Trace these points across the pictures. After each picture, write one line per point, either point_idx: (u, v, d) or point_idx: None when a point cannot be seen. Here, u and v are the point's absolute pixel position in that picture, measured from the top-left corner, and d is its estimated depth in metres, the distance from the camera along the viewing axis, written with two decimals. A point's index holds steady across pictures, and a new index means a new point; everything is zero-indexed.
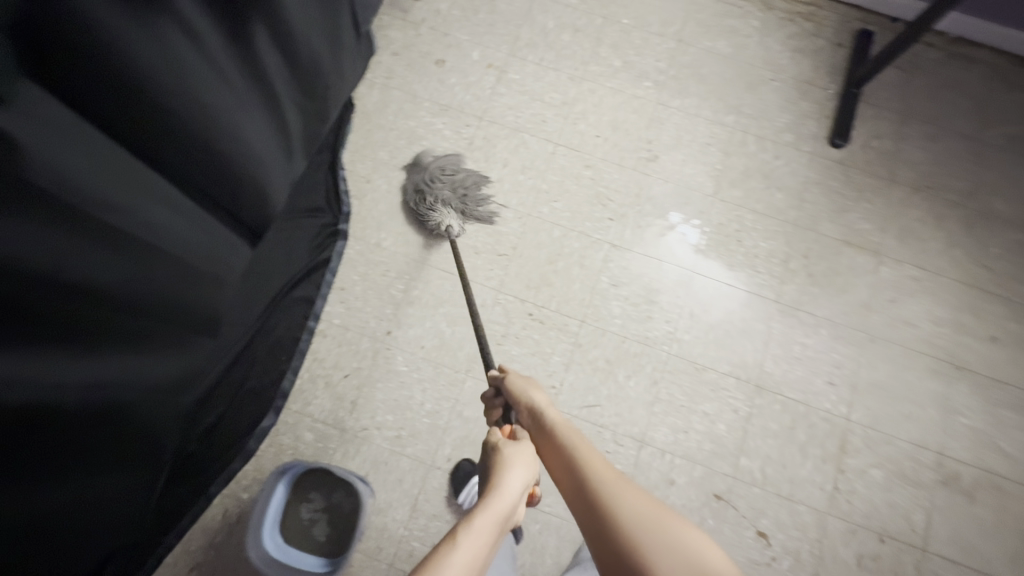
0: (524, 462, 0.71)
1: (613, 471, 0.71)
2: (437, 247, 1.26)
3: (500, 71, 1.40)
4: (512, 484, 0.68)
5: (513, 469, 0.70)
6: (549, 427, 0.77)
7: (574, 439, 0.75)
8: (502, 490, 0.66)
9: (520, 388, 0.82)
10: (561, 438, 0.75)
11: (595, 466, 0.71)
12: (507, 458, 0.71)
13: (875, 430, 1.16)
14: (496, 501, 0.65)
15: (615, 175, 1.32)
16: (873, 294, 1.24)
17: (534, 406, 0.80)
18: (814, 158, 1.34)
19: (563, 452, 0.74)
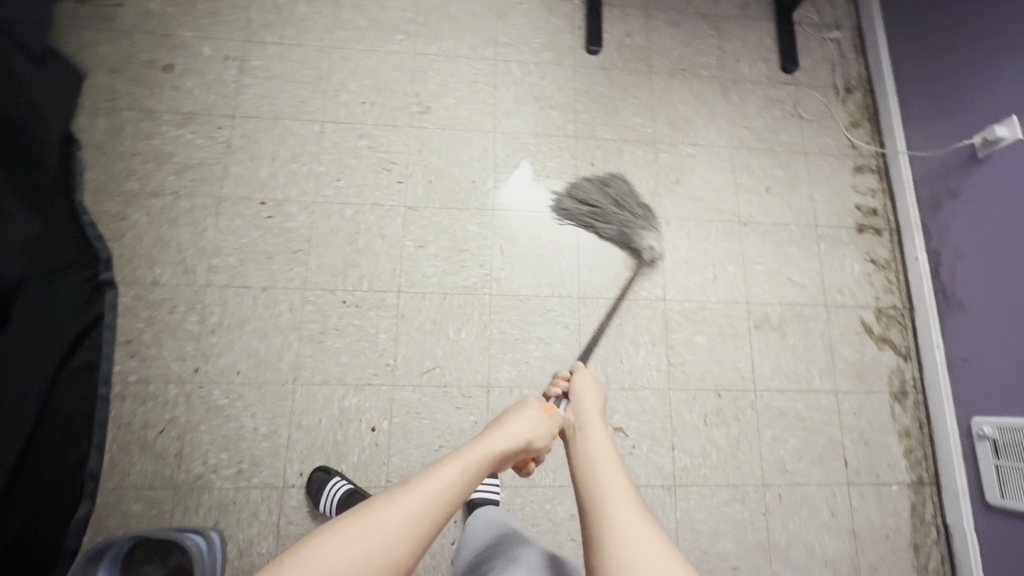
0: (536, 423, 0.74)
1: (632, 506, 0.62)
2: (225, 265, 1.17)
3: (240, 61, 1.29)
4: (518, 431, 0.71)
5: (523, 418, 0.73)
6: (596, 431, 0.75)
7: (614, 464, 0.69)
8: (507, 432, 0.70)
9: (583, 383, 0.85)
10: (601, 446, 0.72)
11: (617, 492, 0.64)
12: (526, 411, 0.75)
13: (691, 301, 1.26)
14: (500, 441, 0.69)
15: (391, 137, 1.28)
16: (659, 181, 1.32)
17: (583, 405, 0.81)
18: (578, 69, 1.38)
19: (602, 462, 0.69)
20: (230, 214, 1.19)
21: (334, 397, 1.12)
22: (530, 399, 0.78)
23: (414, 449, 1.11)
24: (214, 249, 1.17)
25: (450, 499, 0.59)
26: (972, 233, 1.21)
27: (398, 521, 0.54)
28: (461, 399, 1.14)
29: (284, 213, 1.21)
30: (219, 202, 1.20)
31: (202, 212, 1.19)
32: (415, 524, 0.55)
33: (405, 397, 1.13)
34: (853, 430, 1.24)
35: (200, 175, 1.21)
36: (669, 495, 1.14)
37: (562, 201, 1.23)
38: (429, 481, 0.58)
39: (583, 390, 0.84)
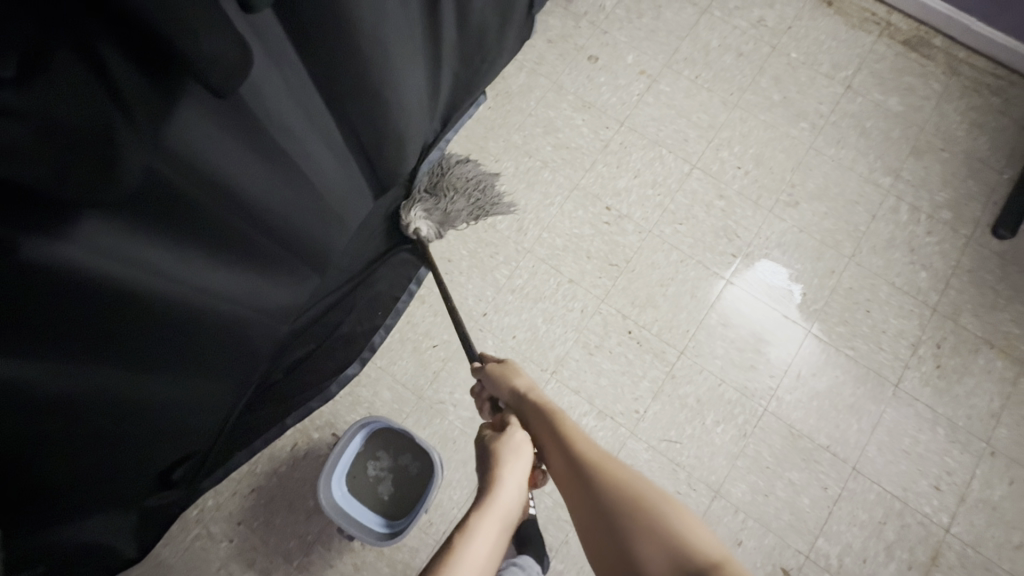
0: (516, 451, 0.72)
1: (604, 456, 0.72)
2: (550, 242, 1.24)
3: (651, 80, 1.36)
4: (504, 480, 0.69)
5: (505, 462, 0.71)
6: (534, 403, 0.79)
7: (569, 425, 0.75)
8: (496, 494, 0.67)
9: (501, 374, 0.85)
10: (554, 425, 0.76)
11: (585, 452, 0.72)
12: (500, 452, 0.72)
13: (976, 551, 1.06)
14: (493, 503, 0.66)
15: (748, 212, 1.26)
16: (1004, 404, 1.13)
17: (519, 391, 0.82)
18: (969, 244, 1.23)
19: (553, 443, 0.74)
20: (577, 203, 1.27)
21: (576, 409, 1.14)
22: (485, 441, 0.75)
23: None
24: (550, 224, 1.25)
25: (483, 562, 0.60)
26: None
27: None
28: (685, 486, 1.09)
29: (618, 226, 1.25)
30: (574, 188, 1.28)
31: (556, 189, 1.28)
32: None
33: (635, 450, 1.11)
34: None
35: (571, 157, 1.30)
36: None
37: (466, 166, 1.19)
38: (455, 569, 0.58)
39: (500, 382, 0.85)
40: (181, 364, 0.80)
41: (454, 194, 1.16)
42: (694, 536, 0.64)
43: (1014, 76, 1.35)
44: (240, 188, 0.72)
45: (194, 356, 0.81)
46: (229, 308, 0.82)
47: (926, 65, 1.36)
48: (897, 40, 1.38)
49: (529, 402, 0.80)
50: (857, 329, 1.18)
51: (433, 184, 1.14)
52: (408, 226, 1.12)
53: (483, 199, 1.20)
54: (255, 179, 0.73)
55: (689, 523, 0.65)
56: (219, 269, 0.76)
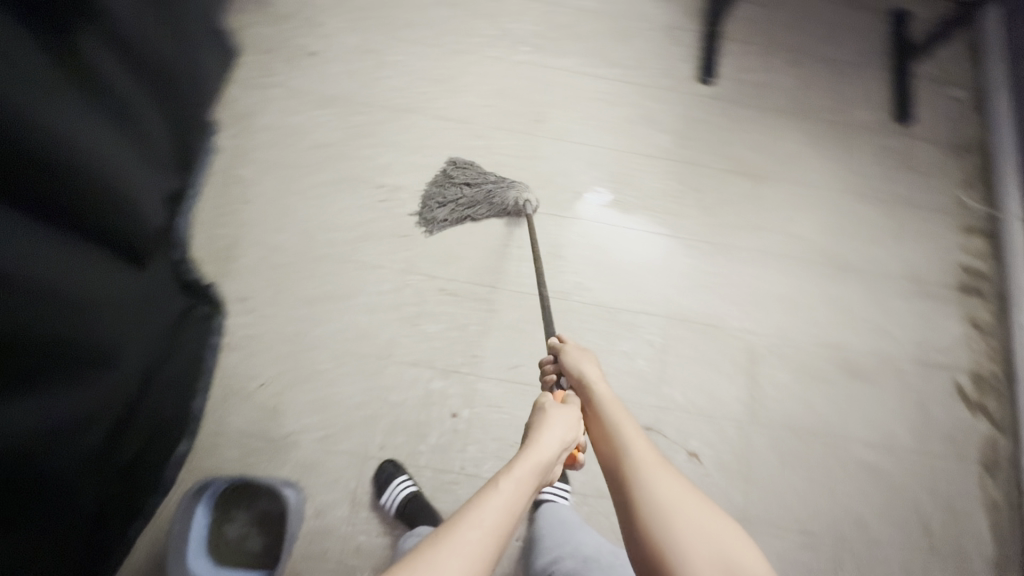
0: (562, 419, 0.71)
1: (654, 458, 0.65)
2: (338, 239, 1.24)
3: (377, 54, 1.38)
4: (545, 436, 0.67)
5: (550, 420, 0.70)
6: (597, 393, 0.77)
7: (624, 421, 0.71)
8: (536, 444, 0.65)
9: (574, 359, 0.83)
10: (613, 413, 0.72)
11: (636, 450, 0.66)
12: (548, 415, 0.70)
13: (780, 338, 1.24)
14: (533, 455, 0.63)
15: (505, 141, 1.34)
16: (760, 215, 1.33)
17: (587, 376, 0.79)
18: (690, 98, 1.41)
19: (607, 432, 0.70)
20: (350, 193, 1.27)
21: (422, 379, 1.16)
22: (541, 403, 0.73)
23: (490, 441, 1.14)
24: (331, 224, 1.25)
25: (509, 515, 0.55)
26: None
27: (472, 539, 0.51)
28: None
29: (396, 199, 1.27)
30: (341, 181, 1.28)
31: (325, 188, 1.27)
32: (485, 548, 0.51)
33: (487, 389, 1.17)
34: (938, 494, 1.18)
35: (328, 154, 1.30)
36: None
37: (466, 165, 1.28)
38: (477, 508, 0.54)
39: (579, 364, 0.83)
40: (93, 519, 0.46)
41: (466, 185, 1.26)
42: (749, 569, 0.56)
43: None
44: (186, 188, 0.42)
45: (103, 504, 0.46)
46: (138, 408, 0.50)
47: None
48: None
49: (593, 394, 0.77)
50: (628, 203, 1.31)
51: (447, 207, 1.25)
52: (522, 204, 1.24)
53: (475, 189, 1.25)
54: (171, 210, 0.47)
55: (749, 560, 0.57)
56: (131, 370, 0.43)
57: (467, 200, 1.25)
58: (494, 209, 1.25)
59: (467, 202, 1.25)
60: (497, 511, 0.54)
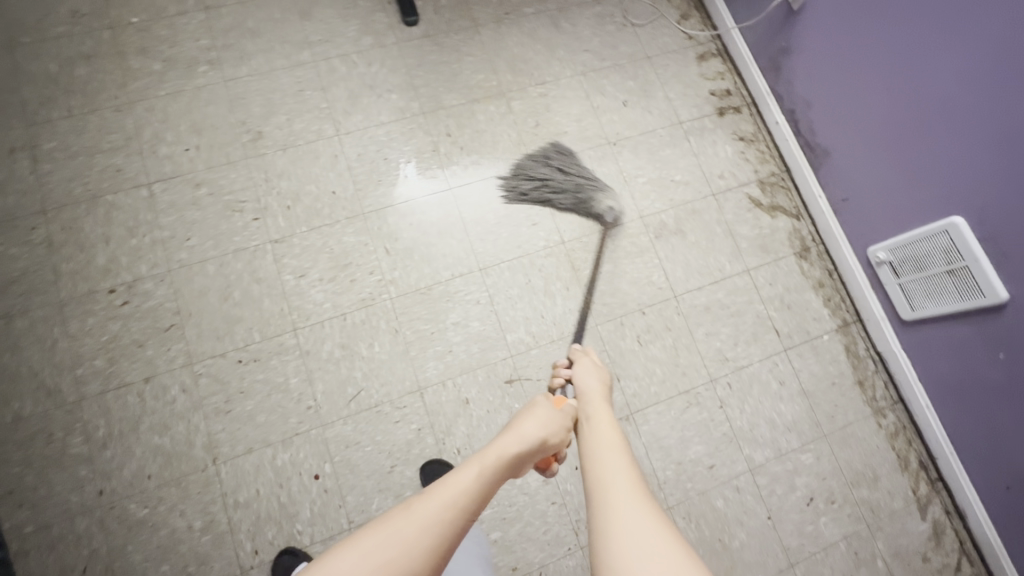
0: (546, 420, 0.70)
1: (634, 489, 0.54)
2: (92, 369, 1.04)
3: (32, 149, 1.15)
4: (527, 428, 0.67)
5: (534, 416, 0.69)
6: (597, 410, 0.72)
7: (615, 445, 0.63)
8: (517, 433, 0.66)
9: (585, 368, 0.81)
10: (606, 429, 0.67)
11: (613, 479, 0.56)
12: (535, 409, 0.71)
13: (589, 234, 1.24)
14: (513, 444, 0.65)
15: (231, 175, 1.18)
16: (520, 130, 1.29)
17: (590, 389, 0.77)
18: (402, 45, 1.32)
19: (592, 444, 0.64)
20: (80, 314, 1.07)
21: (263, 461, 1.04)
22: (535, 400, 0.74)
23: (366, 480, 1.05)
24: (75, 358, 1.05)
25: (471, 500, 0.56)
26: (835, 88, 1.21)
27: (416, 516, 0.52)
28: (397, 411, 1.09)
29: (140, 293, 1.09)
30: (63, 306, 1.07)
31: (47, 324, 1.06)
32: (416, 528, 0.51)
33: (338, 433, 1.07)
34: (773, 299, 1.27)
35: (31, 286, 1.08)
36: (629, 423, 1.15)
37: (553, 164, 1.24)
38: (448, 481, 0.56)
39: (587, 373, 0.81)
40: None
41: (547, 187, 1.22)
42: None
43: None
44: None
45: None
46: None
47: None
48: None
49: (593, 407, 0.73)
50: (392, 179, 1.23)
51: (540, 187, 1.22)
52: (601, 206, 1.21)
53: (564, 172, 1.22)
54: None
55: None
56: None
57: (562, 182, 1.21)
58: (579, 204, 1.21)
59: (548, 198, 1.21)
60: (441, 505, 0.53)
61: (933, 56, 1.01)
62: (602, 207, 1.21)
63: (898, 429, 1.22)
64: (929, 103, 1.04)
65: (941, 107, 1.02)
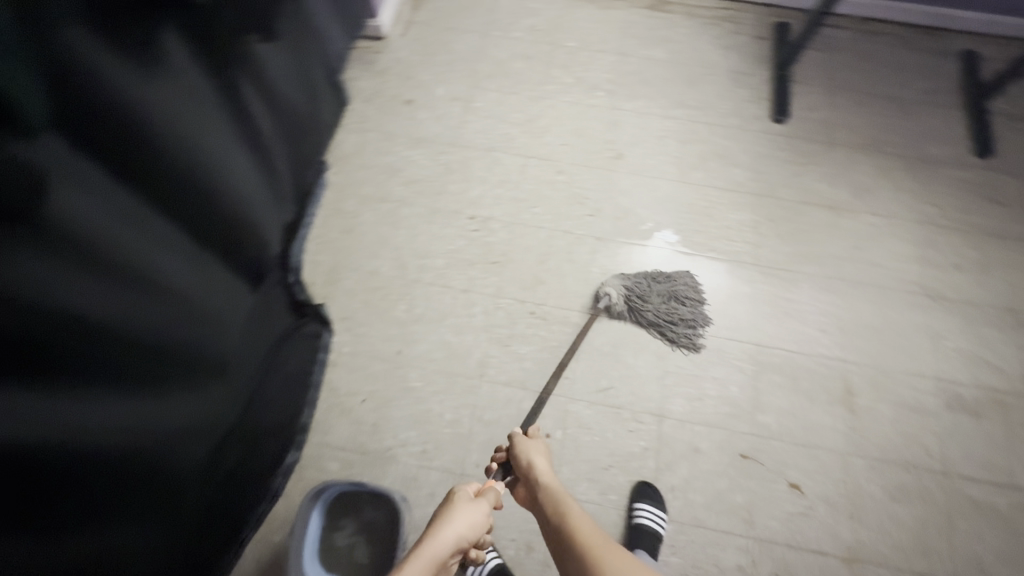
0: (468, 516, 0.80)
1: (600, 544, 0.83)
2: (431, 264, 1.32)
3: (465, 101, 1.52)
4: (449, 536, 0.76)
5: (460, 511, 0.80)
6: (540, 477, 0.93)
7: (574, 515, 0.88)
8: (439, 543, 0.75)
9: (524, 451, 0.97)
10: (562, 501, 0.90)
11: (588, 539, 0.84)
12: (454, 514, 0.79)
13: (873, 366, 1.22)
14: (434, 544, 0.75)
15: (586, 176, 1.42)
16: (840, 245, 1.34)
17: (535, 469, 0.94)
18: (762, 135, 1.47)
19: (562, 522, 0.87)
20: (443, 224, 1.36)
21: (513, 399, 1.19)
22: (453, 497, 0.83)
23: (583, 462, 1.14)
24: (426, 251, 1.33)
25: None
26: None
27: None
28: (632, 422, 1.17)
29: (486, 228, 1.36)
30: (435, 213, 1.38)
31: (420, 220, 1.37)
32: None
33: (578, 411, 1.18)
34: None
35: (422, 189, 1.40)
36: (847, 568, 1.06)
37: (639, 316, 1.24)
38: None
39: (528, 458, 0.96)
40: (77, 523, 0.63)
41: (645, 301, 1.23)
42: None
43: (736, 5, 1.67)
44: (75, 303, 0.56)
45: (100, 503, 0.66)
46: (104, 444, 0.64)
47: (671, 18, 1.65)
48: (642, 7, 1.67)
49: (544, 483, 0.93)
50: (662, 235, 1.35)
51: (659, 283, 1.25)
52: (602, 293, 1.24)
53: (663, 286, 1.24)
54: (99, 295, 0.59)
55: None
56: (76, 391, 0.59)
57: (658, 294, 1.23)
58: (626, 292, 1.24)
59: (654, 318, 1.22)
60: None
61: None
62: (616, 306, 1.23)
63: None
64: None
65: None
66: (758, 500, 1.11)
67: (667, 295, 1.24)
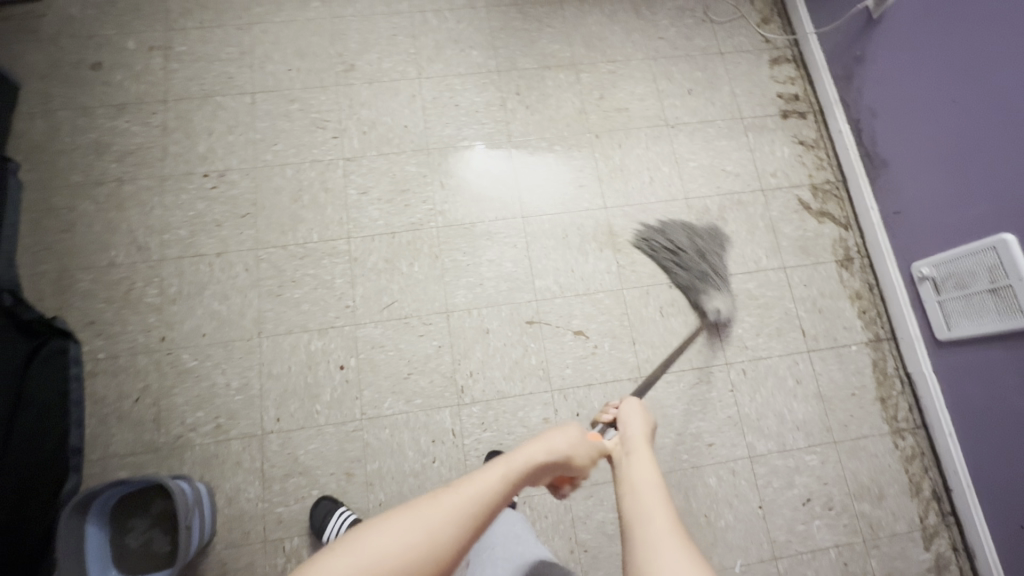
0: (576, 443, 0.65)
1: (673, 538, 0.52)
2: (174, 238, 1.20)
3: (164, 49, 1.33)
4: (554, 445, 0.63)
5: (564, 434, 0.66)
6: (642, 464, 0.62)
7: (668, 541, 0.51)
8: (546, 447, 0.63)
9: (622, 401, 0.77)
10: (650, 465, 0.62)
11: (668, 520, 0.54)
12: (564, 435, 0.65)
13: (631, 205, 1.30)
14: (539, 454, 0.62)
15: (321, 98, 1.32)
16: (584, 100, 1.37)
17: (627, 422, 0.72)
18: (492, 9, 1.43)
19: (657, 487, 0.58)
20: (176, 190, 1.23)
21: (299, 343, 1.15)
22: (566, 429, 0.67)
23: (383, 380, 1.14)
24: (164, 224, 1.21)
25: (490, 504, 0.53)
26: (900, 111, 1.22)
27: (442, 521, 0.49)
28: (422, 326, 1.18)
29: (226, 182, 1.25)
30: (164, 180, 1.24)
31: (148, 193, 1.23)
32: (437, 533, 0.48)
33: (368, 334, 1.17)
34: (806, 301, 1.27)
35: (141, 159, 1.25)
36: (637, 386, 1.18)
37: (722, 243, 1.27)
38: (469, 482, 0.53)
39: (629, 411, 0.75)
40: None
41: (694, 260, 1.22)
42: None
43: None
44: None
45: None
46: None
47: None
48: None
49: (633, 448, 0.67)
50: (478, 160, 1.30)
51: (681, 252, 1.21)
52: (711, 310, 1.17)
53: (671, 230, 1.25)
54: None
55: None
56: None
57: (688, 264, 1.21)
58: (694, 293, 1.21)
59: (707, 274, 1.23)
60: (477, 493, 0.53)
61: (920, 104, 1.17)
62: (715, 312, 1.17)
63: (915, 454, 1.20)
64: (940, 148, 1.14)
65: (959, 144, 1.10)
66: (553, 356, 1.18)
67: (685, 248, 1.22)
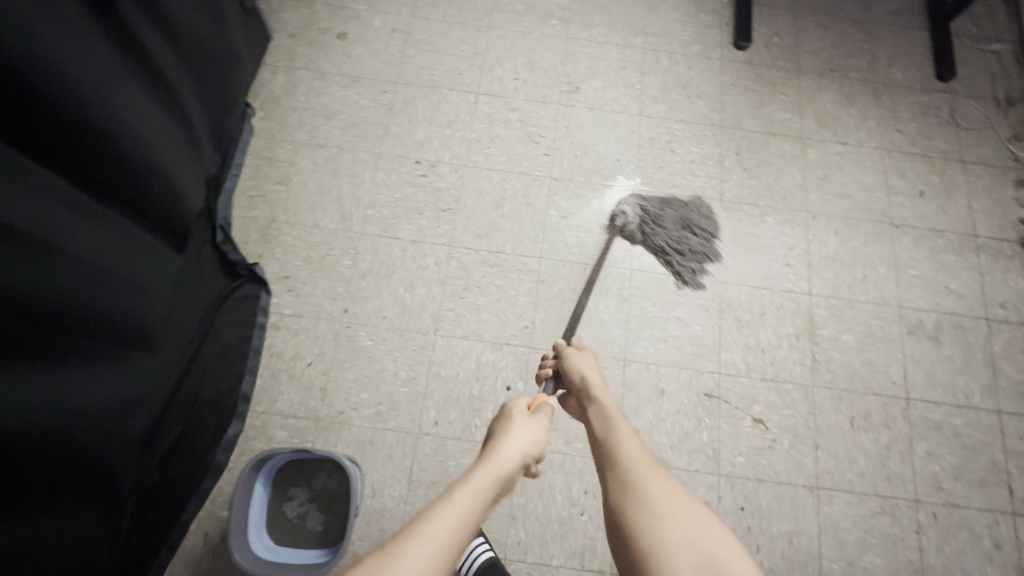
0: (534, 435, 0.74)
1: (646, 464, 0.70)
2: (377, 215, 1.21)
3: (405, 34, 1.37)
4: (512, 447, 0.70)
5: (521, 430, 0.73)
6: (596, 417, 0.79)
7: (643, 477, 0.68)
8: (500, 454, 0.69)
9: (574, 364, 0.88)
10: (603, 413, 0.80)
11: (637, 457, 0.71)
12: (513, 426, 0.74)
13: (838, 298, 1.20)
14: (495, 464, 0.67)
15: (541, 113, 1.31)
16: (806, 175, 1.29)
17: (584, 377, 0.86)
18: (724, 63, 1.38)
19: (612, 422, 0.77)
20: (387, 169, 1.25)
21: (472, 352, 1.13)
22: (513, 412, 0.77)
23: None
24: (370, 200, 1.22)
25: (459, 536, 0.56)
26: None
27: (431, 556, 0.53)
28: None
29: (435, 173, 1.25)
30: (378, 158, 1.26)
31: (362, 166, 1.25)
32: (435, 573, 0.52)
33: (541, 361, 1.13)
34: (1018, 456, 1.12)
35: (362, 132, 1.28)
36: (811, 497, 1.07)
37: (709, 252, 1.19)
38: (431, 525, 0.55)
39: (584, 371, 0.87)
40: None
41: (658, 225, 1.18)
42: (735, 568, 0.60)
43: None
44: None
45: None
46: None
47: None
48: None
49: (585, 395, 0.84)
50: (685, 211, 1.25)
51: (658, 222, 1.18)
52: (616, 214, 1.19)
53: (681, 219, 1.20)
54: (141, 94, 0.70)
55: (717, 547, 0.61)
56: None
57: (653, 237, 1.18)
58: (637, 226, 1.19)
59: (663, 245, 1.17)
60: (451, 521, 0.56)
61: None
62: (622, 219, 1.18)
63: None
64: None
65: None
66: (726, 438, 1.09)
67: (668, 225, 1.19)
